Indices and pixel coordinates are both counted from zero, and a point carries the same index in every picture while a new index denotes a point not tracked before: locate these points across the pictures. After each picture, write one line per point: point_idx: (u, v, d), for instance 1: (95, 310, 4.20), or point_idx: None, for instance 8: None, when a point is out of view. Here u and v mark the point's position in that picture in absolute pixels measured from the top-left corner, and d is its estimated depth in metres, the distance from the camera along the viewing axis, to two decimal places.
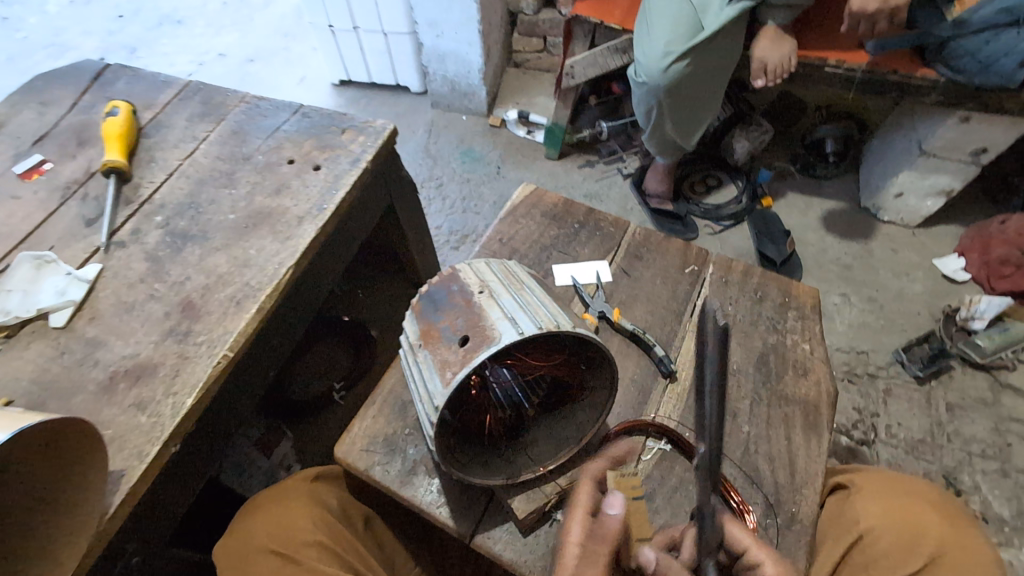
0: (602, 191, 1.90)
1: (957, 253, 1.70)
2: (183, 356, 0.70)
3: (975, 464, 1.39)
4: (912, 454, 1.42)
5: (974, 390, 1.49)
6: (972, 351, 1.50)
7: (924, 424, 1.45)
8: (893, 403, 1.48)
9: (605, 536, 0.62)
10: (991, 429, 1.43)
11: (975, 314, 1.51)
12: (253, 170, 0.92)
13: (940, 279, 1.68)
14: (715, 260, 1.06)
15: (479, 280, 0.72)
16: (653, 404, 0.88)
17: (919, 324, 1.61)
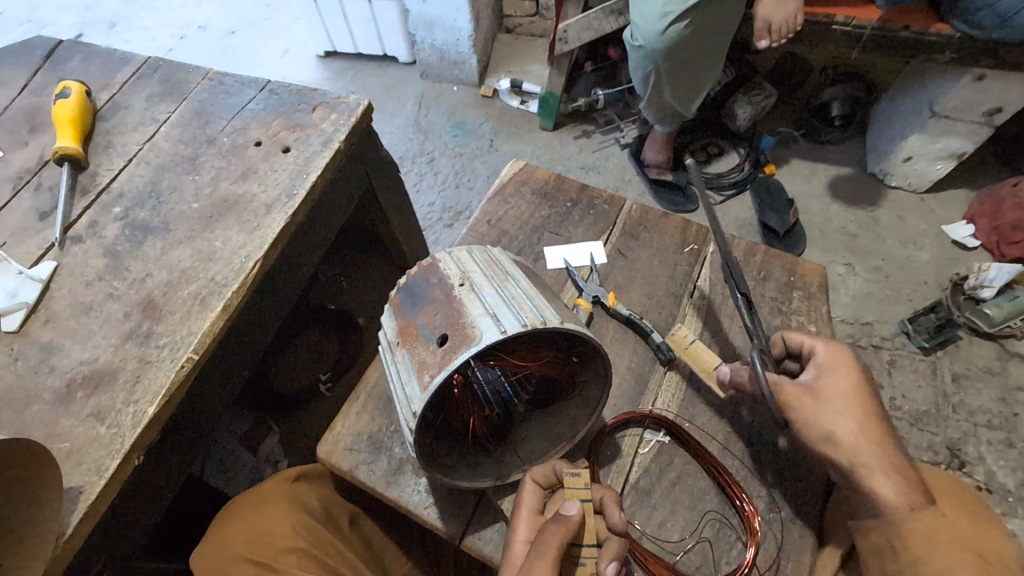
0: (598, 163, 1.82)
1: (967, 219, 1.63)
2: (144, 361, 0.66)
3: (981, 436, 1.35)
4: (917, 426, 1.38)
5: (981, 360, 1.45)
6: (980, 320, 1.43)
7: (929, 396, 1.41)
8: (898, 373, 1.44)
9: (554, 527, 0.59)
10: (997, 399, 1.39)
11: (984, 283, 1.43)
12: (218, 154, 0.86)
13: (949, 246, 1.62)
14: (716, 237, 1.00)
15: (459, 271, 0.66)
16: (650, 394, 0.84)
17: (926, 294, 1.55)
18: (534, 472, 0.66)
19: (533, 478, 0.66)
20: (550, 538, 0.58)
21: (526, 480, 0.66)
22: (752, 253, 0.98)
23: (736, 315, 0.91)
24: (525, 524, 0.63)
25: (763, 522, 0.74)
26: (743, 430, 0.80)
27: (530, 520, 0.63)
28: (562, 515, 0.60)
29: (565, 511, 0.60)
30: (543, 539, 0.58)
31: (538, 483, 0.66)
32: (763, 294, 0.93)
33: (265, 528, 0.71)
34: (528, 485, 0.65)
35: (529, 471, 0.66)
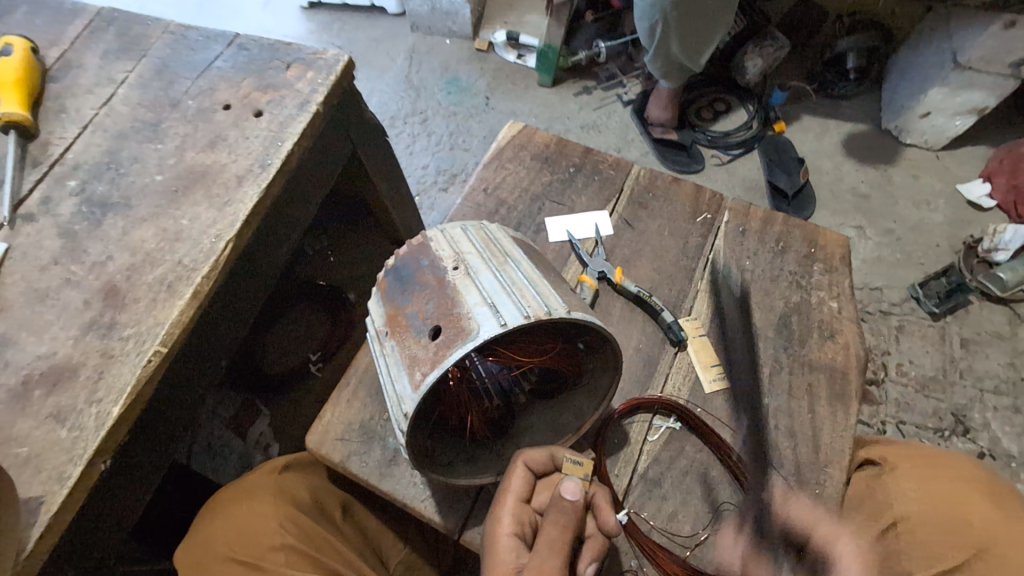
0: (600, 122, 1.72)
1: (983, 177, 1.54)
2: (107, 355, 0.60)
3: (987, 402, 1.29)
4: (922, 392, 1.31)
5: (990, 325, 1.37)
6: (993, 284, 1.36)
7: (935, 361, 1.34)
8: (906, 340, 1.36)
9: (561, 519, 0.55)
10: (1006, 364, 1.32)
11: (999, 246, 1.38)
12: (183, 120, 0.77)
13: (964, 206, 1.53)
14: (731, 205, 0.93)
15: (453, 253, 0.60)
16: (660, 377, 0.79)
17: (938, 257, 1.47)
18: (529, 454, 0.59)
19: (526, 461, 0.58)
20: (555, 533, 0.54)
21: (518, 463, 0.58)
22: (770, 223, 0.91)
23: (752, 290, 0.85)
24: (510, 510, 0.57)
25: None
26: (759, 415, 0.75)
27: (517, 506, 0.57)
28: (564, 503, 0.55)
29: (566, 496, 0.55)
30: (550, 535, 0.54)
31: (532, 468, 0.58)
32: (781, 267, 0.87)
33: (252, 527, 0.67)
34: (520, 468, 0.58)
35: (522, 452, 0.59)
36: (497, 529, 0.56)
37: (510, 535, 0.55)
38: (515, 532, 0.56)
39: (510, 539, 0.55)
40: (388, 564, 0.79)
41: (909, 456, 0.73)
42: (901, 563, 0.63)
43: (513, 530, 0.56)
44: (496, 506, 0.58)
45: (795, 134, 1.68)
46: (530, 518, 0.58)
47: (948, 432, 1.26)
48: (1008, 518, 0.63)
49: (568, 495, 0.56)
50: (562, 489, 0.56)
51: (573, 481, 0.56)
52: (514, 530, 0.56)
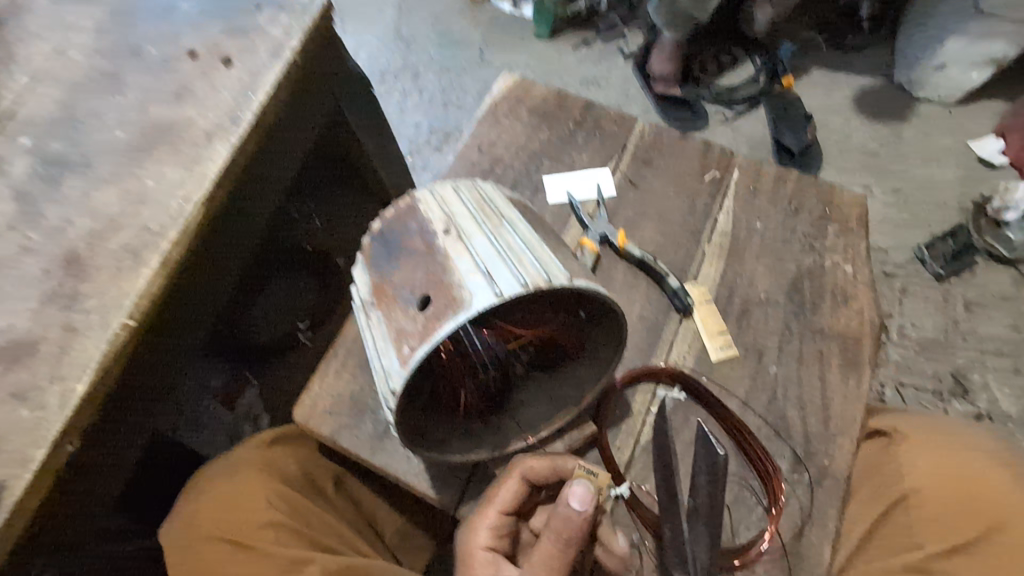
0: (600, 76, 1.62)
1: (997, 133, 1.44)
2: (70, 329, 0.55)
3: (988, 363, 1.23)
4: (923, 354, 1.25)
5: (996, 286, 1.29)
6: (1002, 246, 1.28)
7: (938, 323, 1.27)
8: (909, 302, 1.30)
9: (563, 530, 0.51)
10: (1010, 326, 1.25)
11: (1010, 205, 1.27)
12: (144, 69, 0.70)
13: (975, 162, 1.43)
14: (741, 163, 0.87)
15: (444, 215, 0.55)
16: (664, 345, 0.75)
17: (945, 216, 1.38)
18: (526, 464, 0.57)
19: (523, 473, 0.57)
20: (549, 549, 0.52)
21: (514, 472, 0.57)
22: (782, 181, 0.86)
23: (762, 254, 0.80)
24: (490, 521, 0.57)
25: (787, 486, 0.67)
26: (768, 384, 0.72)
27: (499, 519, 0.57)
28: (570, 515, 0.50)
29: (570, 505, 0.50)
30: (544, 554, 0.52)
31: (528, 480, 0.57)
32: (793, 229, 0.82)
33: (239, 503, 0.65)
34: (514, 480, 0.57)
35: (522, 462, 0.57)
36: (473, 540, 0.57)
37: (486, 549, 0.56)
38: (493, 542, 0.57)
39: (487, 553, 0.56)
40: (382, 534, 0.76)
41: (922, 424, 0.70)
42: (908, 538, 0.64)
43: (489, 543, 0.57)
44: (477, 514, 0.59)
45: (803, 88, 1.58)
46: (511, 527, 0.59)
47: (947, 393, 1.21)
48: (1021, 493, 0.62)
49: (576, 504, 0.50)
50: (570, 493, 0.50)
51: (585, 487, 0.50)
52: (492, 541, 0.57)
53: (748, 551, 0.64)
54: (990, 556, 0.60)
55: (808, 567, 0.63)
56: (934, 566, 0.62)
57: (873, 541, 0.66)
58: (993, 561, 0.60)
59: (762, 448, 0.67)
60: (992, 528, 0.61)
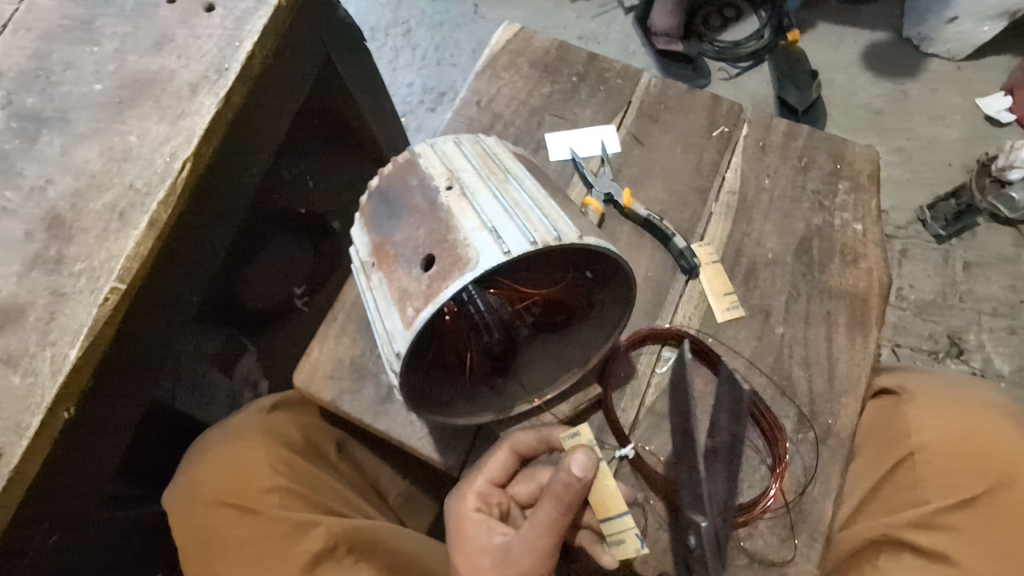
0: (600, 30, 1.56)
1: (1005, 91, 1.40)
2: (57, 293, 0.53)
3: (984, 324, 1.23)
4: (920, 316, 1.25)
5: (996, 247, 1.28)
6: (1004, 206, 1.26)
7: (936, 284, 1.26)
8: (909, 263, 1.29)
9: (564, 495, 0.49)
10: (1007, 287, 1.25)
11: (1014, 164, 1.23)
12: (120, 17, 0.65)
13: (981, 120, 1.40)
14: (750, 118, 0.84)
15: (446, 170, 0.52)
16: (670, 307, 0.73)
17: (949, 176, 1.35)
18: (517, 439, 0.58)
19: (512, 446, 0.58)
20: (549, 512, 0.50)
21: (503, 446, 0.58)
22: (793, 137, 0.83)
23: (771, 212, 0.78)
24: (478, 489, 0.57)
25: (791, 445, 0.67)
26: (774, 344, 0.71)
27: (488, 485, 0.57)
28: (571, 480, 0.49)
29: (571, 470, 0.49)
30: (547, 515, 0.51)
31: (519, 453, 0.58)
32: (803, 187, 0.80)
33: (240, 469, 0.64)
34: (504, 452, 0.57)
35: (512, 437, 0.58)
36: (461, 504, 0.57)
37: (475, 511, 0.56)
38: (481, 508, 0.57)
39: (476, 514, 0.56)
40: (387, 499, 0.76)
41: (931, 384, 0.70)
42: (914, 494, 0.65)
43: (478, 505, 0.56)
44: (464, 481, 0.58)
45: (809, 43, 1.52)
46: (500, 498, 0.58)
47: (942, 353, 1.22)
48: None
49: (576, 471, 0.49)
50: (571, 460, 0.49)
51: (585, 454, 0.49)
52: (480, 505, 0.57)
53: (754, 509, 0.63)
54: (996, 509, 0.61)
55: (811, 524, 0.63)
56: (940, 519, 0.62)
57: (880, 496, 0.67)
58: (999, 514, 0.61)
59: (766, 407, 0.67)
60: (999, 482, 0.62)
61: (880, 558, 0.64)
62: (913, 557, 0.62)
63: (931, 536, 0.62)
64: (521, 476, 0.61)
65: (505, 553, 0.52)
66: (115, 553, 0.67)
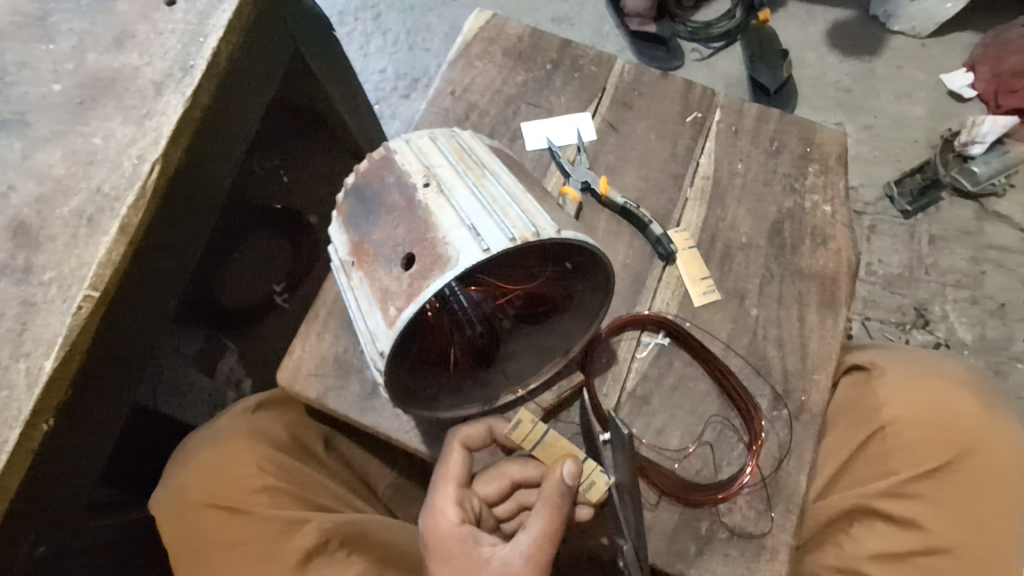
0: (572, 12, 1.55)
1: (966, 67, 1.44)
2: (28, 303, 0.52)
3: (948, 295, 1.28)
4: (888, 289, 1.29)
5: (959, 220, 1.32)
6: (966, 179, 1.31)
7: (903, 258, 1.31)
8: (878, 239, 1.32)
9: (559, 505, 0.53)
10: (968, 259, 1.30)
11: (976, 139, 1.31)
12: (76, 12, 0.63)
13: (944, 97, 1.43)
14: (722, 103, 0.85)
15: (423, 166, 0.52)
16: (648, 292, 0.75)
17: (914, 152, 1.39)
18: (464, 433, 0.59)
19: (462, 440, 0.59)
20: (546, 520, 0.53)
21: (455, 444, 0.59)
22: (764, 121, 0.84)
23: (744, 197, 0.80)
24: (452, 499, 0.57)
25: (766, 423, 0.69)
26: (749, 326, 0.73)
27: (460, 491, 0.57)
28: (563, 487, 0.53)
29: (564, 479, 0.53)
30: (547, 524, 0.53)
31: (468, 447, 0.59)
32: (774, 170, 0.81)
33: (227, 469, 0.64)
34: (457, 450, 0.58)
35: (458, 431, 0.59)
36: (442, 519, 0.56)
37: (458, 524, 0.55)
38: (462, 521, 0.56)
39: (460, 528, 0.55)
40: (376, 491, 0.77)
41: (899, 360, 0.72)
42: (884, 465, 0.68)
43: (460, 517, 0.56)
44: (435, 493, 0.57)
45: (780, 23, 1.53)
46: (472, 500, 0.58)
47: (909, 324, 1.26)
48: (992, 419, 0.67)
49: (567, 480, 0.53)
50: (560, 470, 0.53)
51: (574, 464, 0.54)
52: (461, 516, 0.56)
53: (731, 484, 0.66)
54: (958, 475, 0.65)
55: (786, 497, 0.66)
56: (909, 488, 0.66)
57: (852, 468, 0.70)
58: (960, 481, 0.65)
59: (743, 390, 0.69)
60: (963, 451, 0.65)
61: (853, 526, 0.68)
62: (884, 523, 0.66)
63: (899, 504, 0.66)
64: (489, 475, 0.61)
65: (502, 565, 0.52)
66: (108, 557, 0.67)
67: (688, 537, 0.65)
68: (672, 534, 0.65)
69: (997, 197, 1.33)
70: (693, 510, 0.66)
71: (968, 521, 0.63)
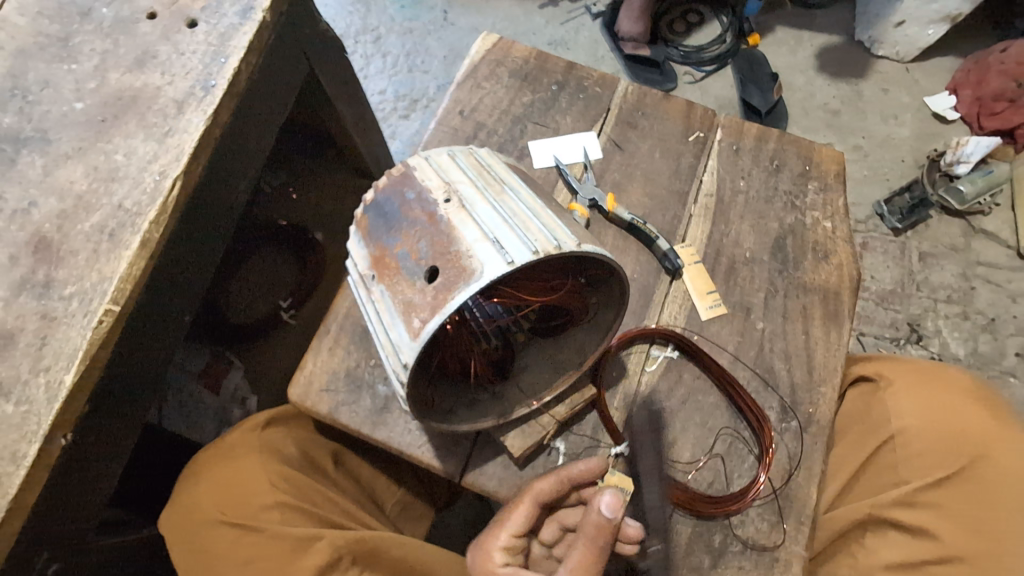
0: (569, 36, 1.59)
1: (949, 90, 1.49)
2: (48, 318, 0.53)
3: (940, 311, 1.30)
4: (881, 304, 1.32)
5: (948, 237, 1.36)
6: (953, 198, 1.34)
7: (896, 275, 1.33)
8: (870, 255, 1.35)
9: (597, 536, 0.53)
10: (959, 275, 1.33)
11: (962, 158, 1.35)
12: (98, 33, 0.64)
13: (929, 118, 1.48)
14: (723, 122, 0.88)
15: (443, 183, 0.53)
16: (656, 307, 0.76)
17: (903, 171, 1.43)
18: (537, 490, 0.58)
19: (535, 500, 0.58)
20: (585, 553, 0.53)
21: (524, 498, 0.58)
22: (764, 140, 0.87)
23: (746, 213, 0.82)
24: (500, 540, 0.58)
25: (776, 434, 0.70)
26: (755, 339, 0.75)
27: (511, 538, 0.58)
28: (603, 521, 0.52)
29: (605, 513, 0.52)
30: (587, 555, 0.53)
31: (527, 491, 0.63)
32: (775, 187, 0.84)
33: (238, 485, 0.64)
34: (525, 503, 0.58)
35: (533, 488, 0.58)
36: (488, 560, 0.57)
37: (504, 565, 0.56)
38: (508, 561, 0.57)
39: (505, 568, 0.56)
40: (383, 508, 0.76)
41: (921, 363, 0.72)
42: (893, 475, 0.69)
43: (505, 559, 0.57)
44: (487, 533, 0.59)
45: (770, 47, 1.58)
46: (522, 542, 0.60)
47: (903, 339, 1.28)
48: (1000, 427, 0.68)
49: (607, 512, 0.52)
50: (599, 502, 0.52)
51: (614, 495, 0.52)
52: (507, 559, 0.57)
53: (746, 495, 0.66)
54: (968, 485, 0.66)
55: (797, 508, 0.67)
56: (921, 498, 0.67)
57: (864, 478, 0.71)
58: (971, 490, 0.66)
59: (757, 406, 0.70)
60: (973, 459, 0.67)
61: (867, 536, 0.68)
62: (897, 533, 0.67)
63: (912, 513, 0.66)
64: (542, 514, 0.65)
65: None
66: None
67: (702, 548, 0.65)
68: (686, 548, 0.65)
69: (984, 214, 1.37)
70: (708, 523, 0.66)
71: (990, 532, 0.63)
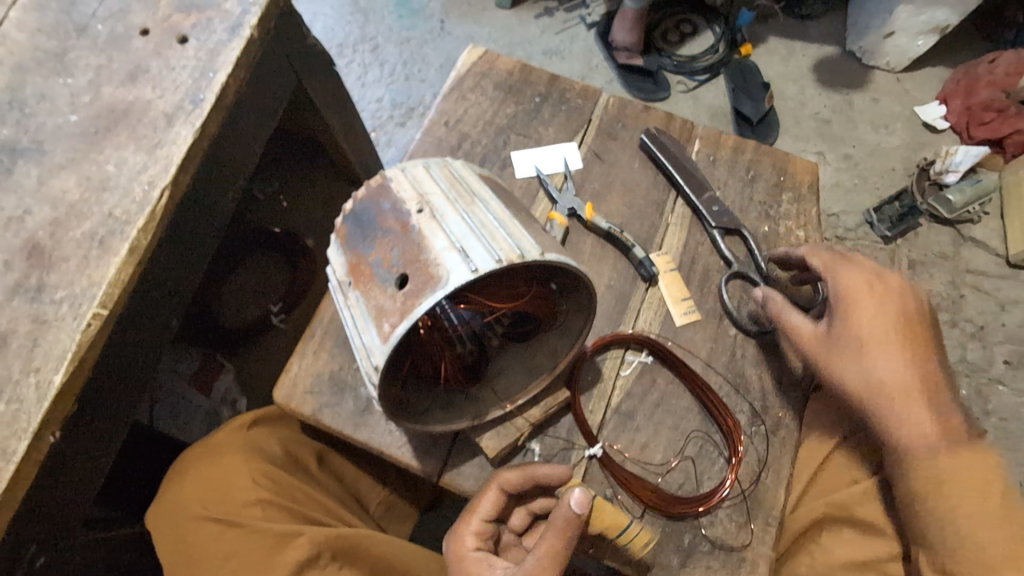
0: (563, 46, 1.62)
1: (939, 99, 1.51)
2: (40, 321, 0.55)
3: None
4: None
5: (937, 245, 1.38)
6: (942, 207, 1.36)
7: None
8: None
9: (567, 528, 0.55)
10: (948, 283, 1.34)
11: (950, 167, 1.38)
12: (93, 48, 0.67)
13: (919, 128, 1.50)
14: (702, 133, 0.90)
15: (417, 194, 0.56)
16: (632, 313, 0.78)
17: (891, 179, 1.45)
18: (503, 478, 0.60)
19: (501, 485, 0.61)
20: (553, 542, 0.55)
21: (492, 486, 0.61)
22: (741, 151, 0.89)
23: None
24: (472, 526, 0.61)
25: (746, 437, 0.72)
26: (728, 345, 0.77)
27: (481, 524, 0.61)
28: (573, 516, 0.54)
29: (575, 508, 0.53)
30: (553, 543, 0.55)
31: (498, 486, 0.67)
32: (751, 197, 0.86)
33: (222, 483, 0.66)
34: (492, 491, 0.61)
35: (500, 476, 0.61)
36: (459, 544, 0.61)
37: (474, 550, 0.60)
38: (478, 546, 0.61)
39: (475, 552, 0.60)
40: (367, 508, 0.78)
41: (846, 304, 0.67)
42: (852, 471, 0.72)
43: (476, 544, 0.61)
44: (460, 520, 0.62)
45: (760, 58, 1.61)
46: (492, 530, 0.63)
47: None
48: None
49: (577, 507, 0.54)
50: (571, 497, 0.54)
51: (584, 492, 0.54)
52: (478, 544, 0.61)
53: (712, 497, 0.68)
54: None
55: (765, 509, 0.69)
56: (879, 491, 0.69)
57: (823, 475, 0.73)
58: None
59: (727, 409, 0.72)
60: None
61: (824, 534, 0.71)
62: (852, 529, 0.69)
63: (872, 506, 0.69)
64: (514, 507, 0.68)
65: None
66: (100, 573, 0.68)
67: (672, 546, 0.67)
68: (656, 547, 0.67)
69: (973, 223, 1.39)
70: (677, 522, 0.68)
71: (942, 513, 0.59)
